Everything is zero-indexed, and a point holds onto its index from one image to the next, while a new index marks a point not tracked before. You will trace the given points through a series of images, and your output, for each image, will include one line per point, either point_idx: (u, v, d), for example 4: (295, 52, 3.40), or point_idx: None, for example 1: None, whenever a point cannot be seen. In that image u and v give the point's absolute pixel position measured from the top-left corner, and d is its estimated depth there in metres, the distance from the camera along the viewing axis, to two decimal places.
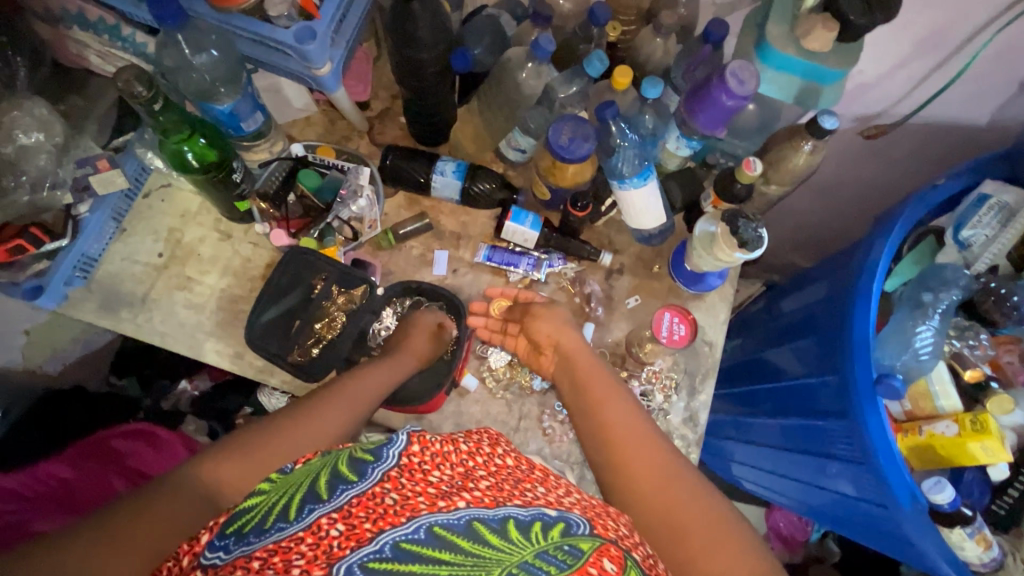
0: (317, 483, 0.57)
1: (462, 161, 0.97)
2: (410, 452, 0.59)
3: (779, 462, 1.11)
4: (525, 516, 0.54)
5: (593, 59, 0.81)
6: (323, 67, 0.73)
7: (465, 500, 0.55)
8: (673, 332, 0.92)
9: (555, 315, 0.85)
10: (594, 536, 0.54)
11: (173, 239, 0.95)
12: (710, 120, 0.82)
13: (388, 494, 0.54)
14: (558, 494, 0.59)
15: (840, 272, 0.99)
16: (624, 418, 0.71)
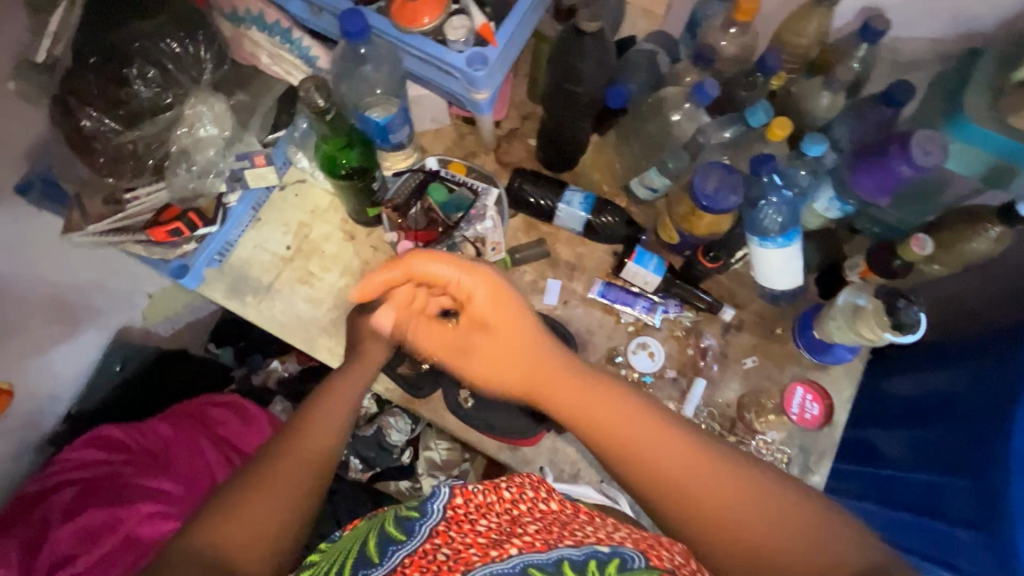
0: (369, 545, 0.58)
1: (589, 192, 0.96)
2: (455, 504, 0.59)
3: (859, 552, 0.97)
4: (578, 557, 0.52)
5: (757, 108, 0.77)
6: (484, 92, 0.73)
7: (517, 546, 0.53)
8: (804, 410, 0.88)
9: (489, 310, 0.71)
10: (651, 568, 0.51)
11: (301, 233, 0.98)
12: (874, 185, 0.76)
13: (439, 550, 0.54)
14: (609, 532, 0.58)
15: (979, 357, 0.85)
16: (605, 403, 0.60)
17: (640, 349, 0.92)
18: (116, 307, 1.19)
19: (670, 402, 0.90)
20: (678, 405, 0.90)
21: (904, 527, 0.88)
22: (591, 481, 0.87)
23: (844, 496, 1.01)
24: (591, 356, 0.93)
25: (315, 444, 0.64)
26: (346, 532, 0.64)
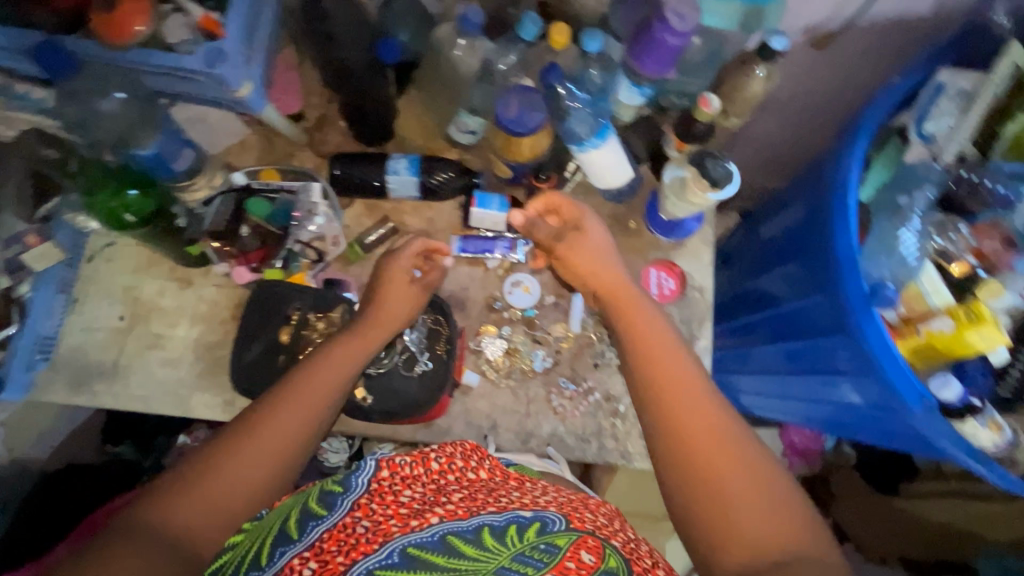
0: (290, 521, 0.59)
1: (413, 156, 0.93)
2: (381, 477, 0.63)
3: (784, 385, 1.12)
4: (499, 522, 0.58)
5: (525, 21, 0.77)
6: (242, 88, 0.68)
7: (438, 515, 0.58)
8: (662, 288, 0.95)
9: (585, 243, 0.80)
10: (571, 530, 0.59)
11: (131, 297, 0.89)
12: (656, 63, 0.79)
13: (359, 524, 0.57)
14: (533, 496, 0.65)
15: (813, 187, 0.95)
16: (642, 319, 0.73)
17: (515, 287, 0.93)
18: None
19: (558, 326, 0.93)
20: (566, 326, 0.93)
21: (795, 353, 1.03)
22: (510, 426, 0.89)
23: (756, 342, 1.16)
24: (472, 311, 0.93)
25: (298, 415, 0.64)
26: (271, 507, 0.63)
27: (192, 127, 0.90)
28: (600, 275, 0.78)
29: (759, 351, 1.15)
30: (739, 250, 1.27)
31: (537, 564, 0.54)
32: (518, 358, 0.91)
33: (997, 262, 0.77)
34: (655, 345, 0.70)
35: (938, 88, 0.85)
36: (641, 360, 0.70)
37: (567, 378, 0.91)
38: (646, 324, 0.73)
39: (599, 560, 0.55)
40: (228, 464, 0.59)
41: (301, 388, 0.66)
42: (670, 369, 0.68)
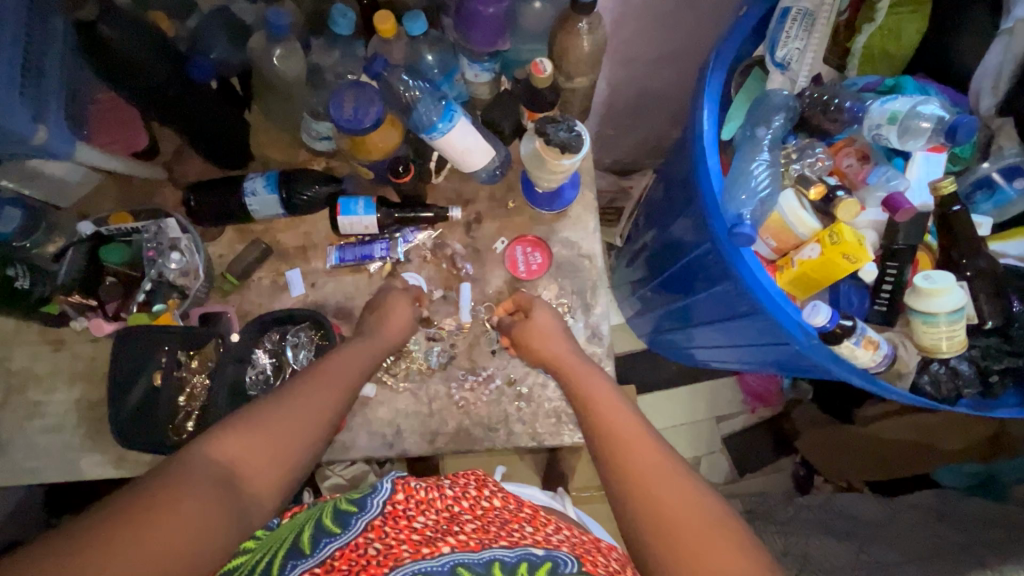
0: (303, 536, 0.57)
1: (271, 172, 0.89)
2: (394, 500, 0.59)
3: (720, 332, 1.14)
4: (511, 558, 0.50)
5: (337, 16, 0.74)
6: (37, 135, 0.64)
7: (450, 544, 0.51)
8: (530, 263, 0.93)
9: (536, 327, 0.79)
10: (583, 573, 0.48)
11: (2, 368, 0.86)
12: (485, 37, 0.78)
13: (370, 544, 0.52)
14: (547, 532, 0.56)
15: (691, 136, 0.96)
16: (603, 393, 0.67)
17: None
18: None
19: (450, 319, 0.90)
20: (457, 318, 0.90)
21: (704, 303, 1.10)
22: (415, 429, 0.87)
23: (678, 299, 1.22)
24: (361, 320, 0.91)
25: (330, 396, 0.63)
26: (283, 519, 0.64)
27: (33, 184, 0.82)
28: (552, 351, 0.76)
29: (683, 307, 1.22)
30: (659, 205, 1.26)
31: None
32: (412, 358, 0.88)
33: (853, 179, 0.76)
34: (604, 407, 0.64)
35: (784, 12, 0.82)
36: (589, 417, 0.64)
37: (466, 370, 0.89)
38: (594, 386, 0.68)
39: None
40: (289, 414, 0.59)
41: (337, 361, 0.68)
42: (613, 422, 0.62)
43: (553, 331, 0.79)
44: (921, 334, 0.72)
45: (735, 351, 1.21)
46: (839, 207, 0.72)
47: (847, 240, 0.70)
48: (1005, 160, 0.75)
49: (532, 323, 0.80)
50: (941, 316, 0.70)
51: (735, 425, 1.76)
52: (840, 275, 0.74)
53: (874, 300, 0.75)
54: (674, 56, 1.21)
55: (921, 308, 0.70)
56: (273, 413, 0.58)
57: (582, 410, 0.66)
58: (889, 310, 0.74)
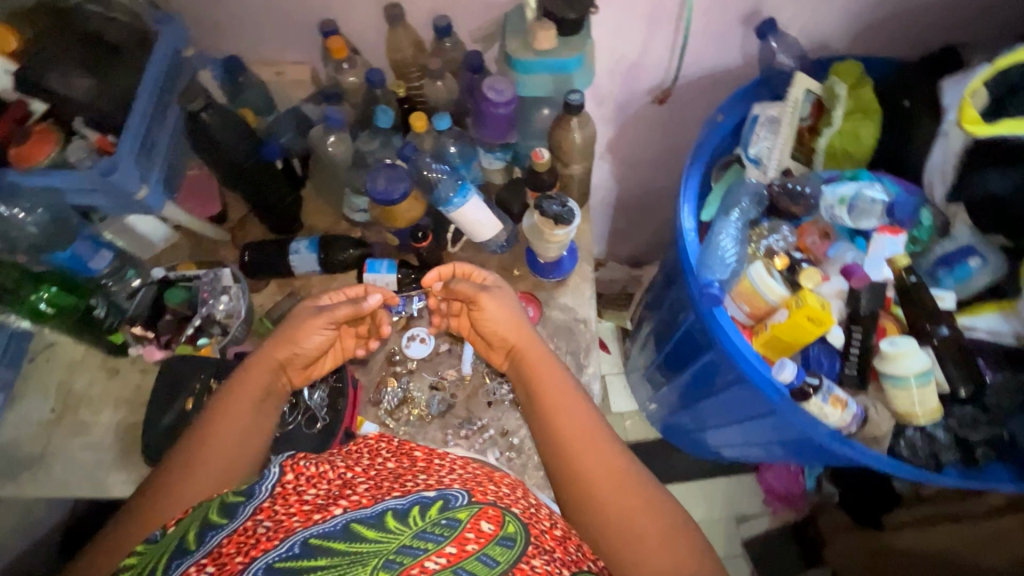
0: (189, 535, 0.56)
1: (314, 236, 1.06)
2: (285, 481, 0.59)
3: (731, 405, 1.19)
4: (403, 505, 0.56)
5: (379, 113, 0.93)
6: (140, 190, 0.82)
7: (343, 507, 0.55)
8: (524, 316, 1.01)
9: (494, 303, 0.83)
10: (472, 503, 0.57)
11: (63, 390, 0.99)
12: (495, 130, 0.95)
13: (260, 524, 0.54)
14: (440, 476, 0.61)
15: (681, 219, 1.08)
16: (561, 388, 0.78)
17: (412, 340, 0.99)
18: None
19: (453, 370, 0.98)
20: (459, 369, 0.98)
21: (705, 370, 1.19)
22: None
23: (683, 372, 1.30)
24: (372, 367, 1.00)
25: (227, 433, 0.76)
26: (169, 528, 0.58)
27: (122, 237, 1.02)
28: (508, 334, 0.83)
29: (689, 381, 1.29)
30: (661, 288, 1.36)
31: (436, 539, 0.52)
32: (414, 404, 0.96)
33: (817, 253, 0.85)
34: (566, 408, 0.76)
35: (753, 119, 0.98)
36: (547, 418, 0.76)
37: (462, 419, 0.95)
38: (553, 386, 0.78)
39: (499, 527, 0.55)
40: (191, 469, 0.73)
41: (231, 406, 0.78)
42: (571, 425, 0.75)
43: (521, 316, 0.84)
44: (895, 399, 0.75)
45: (749, 429, 1.23)
46: (802, 275, 0.80)
47: (810, 303, 0.76)
48: (959, 241, 0.82)
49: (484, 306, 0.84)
50: (910, 380, 0.73)
51: (756, 527, 1.66)
52: (809, 338, 0.79)
53: (845, 363, 0.79)
54: (672, 158, 1.37)
55: (889, 371, 0.74)
56: (172, 479, 0.72)
57: (539, 406, 0.77)
58: (859, 373, 0.78)
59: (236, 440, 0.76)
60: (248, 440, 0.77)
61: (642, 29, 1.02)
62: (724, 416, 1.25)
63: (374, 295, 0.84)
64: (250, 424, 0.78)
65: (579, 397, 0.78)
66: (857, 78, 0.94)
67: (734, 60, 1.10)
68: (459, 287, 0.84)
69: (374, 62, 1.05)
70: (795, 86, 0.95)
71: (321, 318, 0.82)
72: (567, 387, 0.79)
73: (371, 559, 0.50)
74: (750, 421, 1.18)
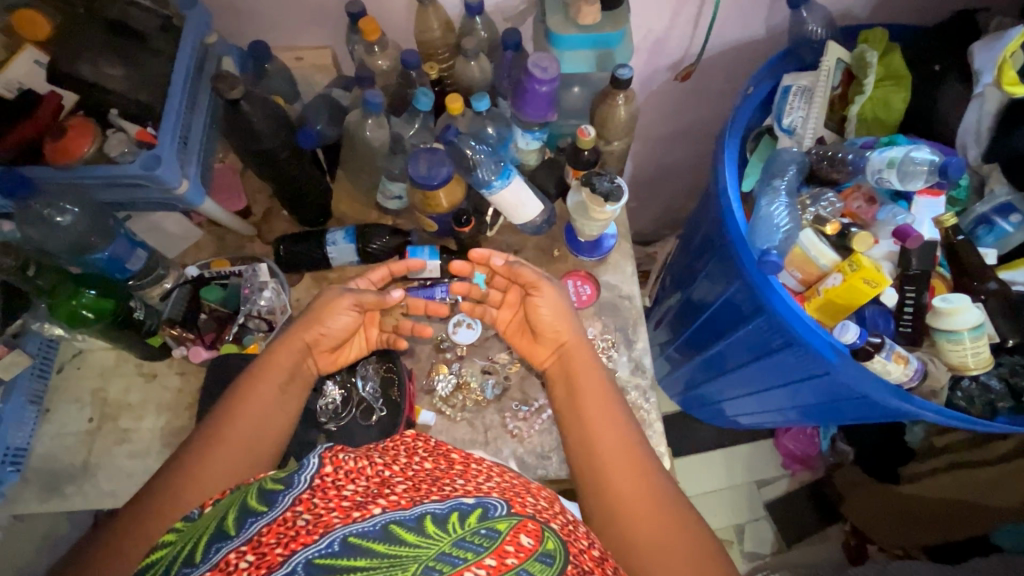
0: (228, 519, 0.52)
1: (349, 226, 1.03)
2: (323, 472, 0.53)
3: (753, 377, 1.22)
4: (441, 509, 0.50)
5: (419, 96, 0.91)
6: (181, 185, 0.78)
7: (382, 506, 0.50)
8: (580, 294, 1.03)
9: (544, 298, 0.85)
10: (512, 513, 0.51)
11: (99, 399, 0.95)
12: (536, 109, 0.94)
13: (300, 516, 0.49)
14: (479, 481, 0.56)
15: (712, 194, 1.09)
16: (602, 394, 0.80)
17: (459, 326, 0.99)
18: None
19: (503, 354, 0.98)
20: (509, 352, 0.98)
21: (731, 344, 1.19)
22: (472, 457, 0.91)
23: (706, 347, 1.30)
24: (421, 355, 0.98)
25: (252, 424, 0.74)
26: (207, 507, 0.55)
27: (148, 235, 0.99)
28: (558, 329, 0.85)
29: (713, 356, 1.29)
30: (682, 263, 1.38)
31: (475, 549, 0.47)
32: (469, 390, 0.95)
33: (864, 218, 0.87)
34: (602, 417, 0.77)
35: (785, 90, 1.00)
36: (583, 426, 0.77)
37: (519, 401, 0.94)
38: (598, 392, 0.80)
39: (539, 542, 0.50)
40: (209, 458, 0.71)
41: (255, 389, 0.76)
42: (604, 436, 0.76)
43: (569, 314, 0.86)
44: (949, 353, 0.78)
45: (769, 399, 1.26)
46: (854, 239, 0.82)
47: (865, 266, 0.79)
48: (998, 199, 0.85)
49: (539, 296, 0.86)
50: (963, 334, 0.76)
51: (777, 490, 1.72)
52: (863, 300, 0.82)
53: (898, 322, 0.82)
54: (688, 134, 1.38)
55: (942, 326, 0.77)
56: (190, 468, 0.70)
57: (578, 410, 0.79)
58: (914, 330, 0.81)
59: (257, 427, 0.74)
60: (270, 429, 0.75)
61: (671, 3, 1.02)
62: (745, 389, 1.28)
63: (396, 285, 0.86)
64: (271, 410, 0.76)
65: (621, 409, 0.79)
66: (886, 46, 0.96)
67: (757, 33, 1.11)
68: (524, 271, 0.85)
69: (401, 43, 1.02)
70: (827, 56, 0.97)
71: (349, 297, 0.84)
72: (606, 396, 0.80)
73: (411, 564, 0.46)
74: (773, 392, 1.21)
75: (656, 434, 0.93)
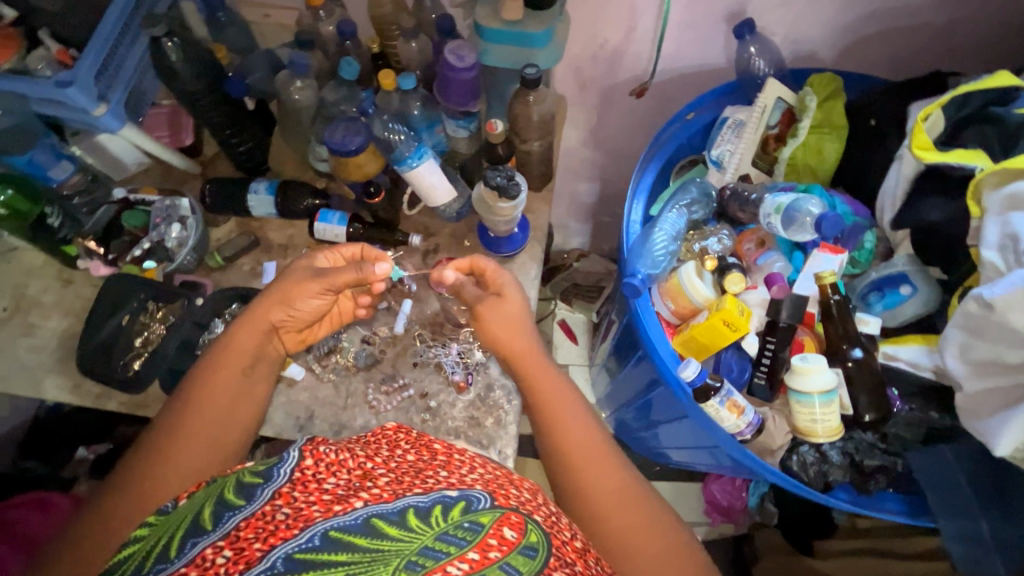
0: (204, 514, 0.58)
1: (275, 180, 1.08)
2: (303, 466, 0.61)
3: (660, 408, 1.20)
4: (425, 502, 0.56)
5: (345, 64, 0.94)
6: (98, 108, 0.84)
7: (364, 499, 0.56)
8: None
9: (498, 309, 0.86)
10: (495, 507, 0.58)
11: (18, 292, 1.03)
12: (457, 97, 0.95)
13: (279, 510, 0.55)
14: (461, 473, 0.63)
15: None
16: (567, 406, 0.80)
17: None
18: None
19: (386, 328, 1.00)
20: (393, 326, 1.00)
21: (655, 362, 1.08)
22: (326, 417, 0.94)
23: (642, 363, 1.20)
24: None
25: (215, 408, 0.77)
26: (180, 500, 0.62)
27: (95, 157, 1.06)
28: (508, 340, 0.85)
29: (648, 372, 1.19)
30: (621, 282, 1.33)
31: (459, 543, 0.53)
32: (342, 354, 0.98)
33: (749, 260, 0.88)
34: (572, 430, 0.77)
35: (721, 121, 0.96)
36: (553, 440, 0.78)
37: (387, 375, 0.96)
38: (567, 414, 0.79)
39: (522, 535, 0.56)
40: (172, 444, 0.72)
41: (218, 370, 0.79)
42: (572, 447, 0.76)
43: (523, 322, 0.86)
44: (798, 414, 0.75)
45: (676, 435, 1.24)
46: (726, 278, 0.81)
47: (728, 307, 0.76)
48: (894, 266, 0.85)
49: (503, 302, 0.87)
50: (813, 397, 0.73)
51: None
52: (725, 342, 0.79)
53: (755, 372, 0.81)
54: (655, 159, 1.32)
55: (795, 387, 0.74)
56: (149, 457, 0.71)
57: (546, 426, 0.79)
58: (767, 383, 0.80)
59: (223, 409, 0.77)
60: (238, 407, 0.79)
61: (623, 15, 0.99)
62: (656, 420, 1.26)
63: (380, 264, 0.84)
64: (237, 392, 0.79)
65: (594, 425, 0.79)
66: (831, 91, 0.91)
67: (718, 61, 1.07)
68: (463, 293, 0.88)
69: (355, 15, 1.05)
70: (767, 92, 0.92)
71: (317, 284, 0.84)
72: (577, 410, 0.80)
73: (393, 558, 0.51)
74: (678, 427, 1.19)
75: (508, 435, 0.92)
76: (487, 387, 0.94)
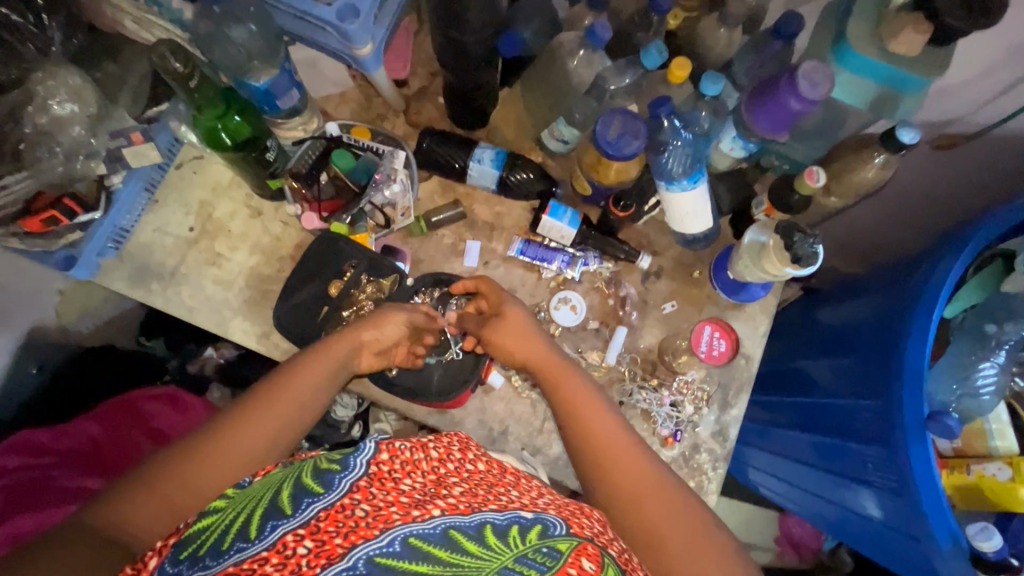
0: (281, 496, 0.51)
1: (501, 148, 0.92)
2: (379, 460, 0.53)
3: (795, 473, 1.07)
4: (502, 520, 0.50)
5: (650, 48, 0.76)
6: (364, 47, 0.72)
7: (441, 507, 0.49)
8: (712, 348, 0.90)
9: (512, 318, 0.79)
10: (572, 534, 0.51)
11: (204, 213, 0.92)
12: (771, 123, 0.77)
13: (358, 506, 0.48)
14: (533, 496, 0.56)
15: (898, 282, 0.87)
16: (587, 399, 0.70)
17: (562, 304, 0.92)
18: (25, 305, 1.13)
19: (595, 353, 0.91)
20: (601, 354, 0.91)
21: (830, 450, 0.94)
22: (520, 436, 0.88)
23: (784, 425, 1.08)
24: None
25: (308, 383, 0.69)
26: (258, 477, 0.56)
27: (303, 69, 0.89)
28: (527, 348, 0.76)
29: (788, 437, 1.06)
30: (789, 326, 1.16)
31: (539, 567, 0.47)
32: None
33: None
34: (596, 423, 0.68)
35: None
36: (578, 428, 0.68)
37: None
38: (596, 413, 0.69)
39: (600, 569, 0.48)
40: (253, 422, 0.63)
41: (310, 362, 0.70)
42: (596, 431, 0.67)
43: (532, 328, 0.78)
44: None
45: (793, 494, 1.13)
46: None
47: None
48: None
49: (502, 318, 0.79)
50: None
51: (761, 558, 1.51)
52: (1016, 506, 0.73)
53: None
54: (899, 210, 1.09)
55: None
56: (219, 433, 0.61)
57: (570, 418, 0.69)
58: None
59: (314, 390, 0.69)
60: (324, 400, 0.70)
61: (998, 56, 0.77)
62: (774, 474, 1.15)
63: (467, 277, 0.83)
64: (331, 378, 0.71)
65: (616, 417, 0.69)
66: None
67: None
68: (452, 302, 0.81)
69: None
70: None
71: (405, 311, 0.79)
72: (600, 402, 0.70)
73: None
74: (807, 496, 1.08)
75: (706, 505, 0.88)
76: (694, 449, 0.88)
